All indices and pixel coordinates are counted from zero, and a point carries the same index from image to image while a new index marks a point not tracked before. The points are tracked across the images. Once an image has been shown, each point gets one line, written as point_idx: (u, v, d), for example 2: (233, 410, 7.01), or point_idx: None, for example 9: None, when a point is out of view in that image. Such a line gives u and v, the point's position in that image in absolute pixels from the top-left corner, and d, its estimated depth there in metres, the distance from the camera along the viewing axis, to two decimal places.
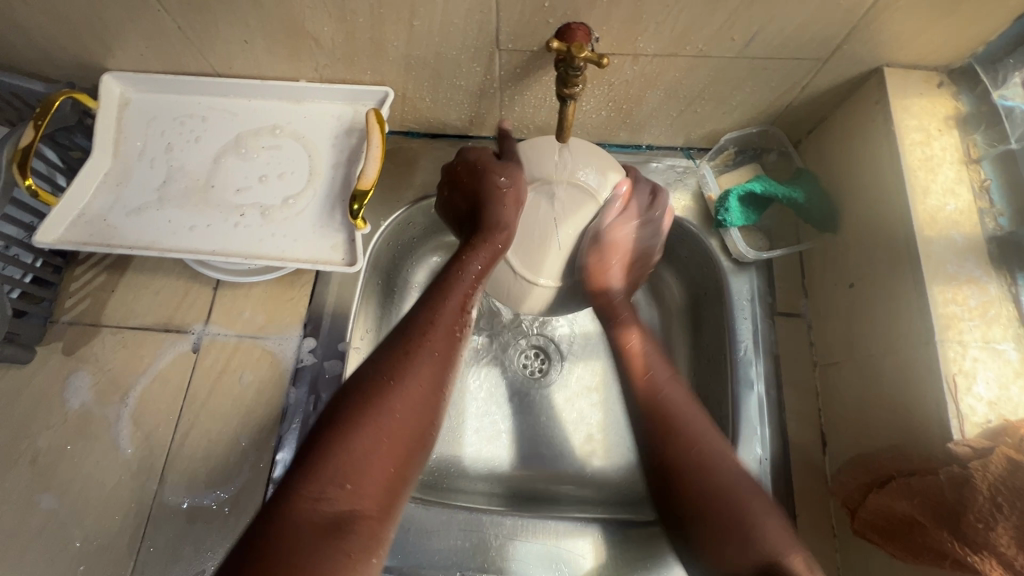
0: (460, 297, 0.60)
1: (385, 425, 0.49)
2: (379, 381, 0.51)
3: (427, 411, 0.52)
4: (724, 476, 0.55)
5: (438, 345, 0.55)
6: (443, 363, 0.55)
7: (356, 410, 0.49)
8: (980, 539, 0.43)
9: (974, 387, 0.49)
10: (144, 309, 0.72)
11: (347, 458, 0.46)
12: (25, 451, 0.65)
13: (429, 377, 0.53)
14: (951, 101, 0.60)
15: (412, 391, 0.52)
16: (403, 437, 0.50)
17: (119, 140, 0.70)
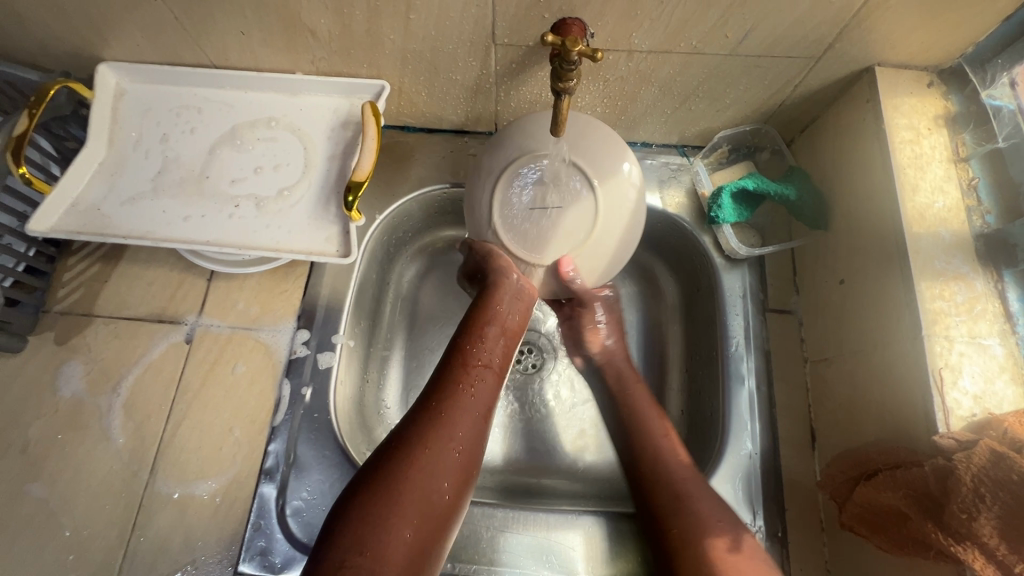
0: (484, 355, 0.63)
1: (410, 491, 0.50)
2: (402, 446, 0.53)
3: (452, 477, 0.53)
4: (674, 479, 0.59)
5: (460, 412, 0.57)
6: (467, 429, 0.56)
7: (379, 476, 0.51)
8: (963, 529, 0.43)
9: (959, 380, 0.50)
10: (137, 299, 0.71)
11: (367, 525, 0.47)
12: (16, 440, 0.65)
13: (450, 442, 0.54)
14: (940, 100, 0.61)
15: (438, 456, 0.53)
16: (426, 508, 0.50)
17: (114, 129, 0.70)
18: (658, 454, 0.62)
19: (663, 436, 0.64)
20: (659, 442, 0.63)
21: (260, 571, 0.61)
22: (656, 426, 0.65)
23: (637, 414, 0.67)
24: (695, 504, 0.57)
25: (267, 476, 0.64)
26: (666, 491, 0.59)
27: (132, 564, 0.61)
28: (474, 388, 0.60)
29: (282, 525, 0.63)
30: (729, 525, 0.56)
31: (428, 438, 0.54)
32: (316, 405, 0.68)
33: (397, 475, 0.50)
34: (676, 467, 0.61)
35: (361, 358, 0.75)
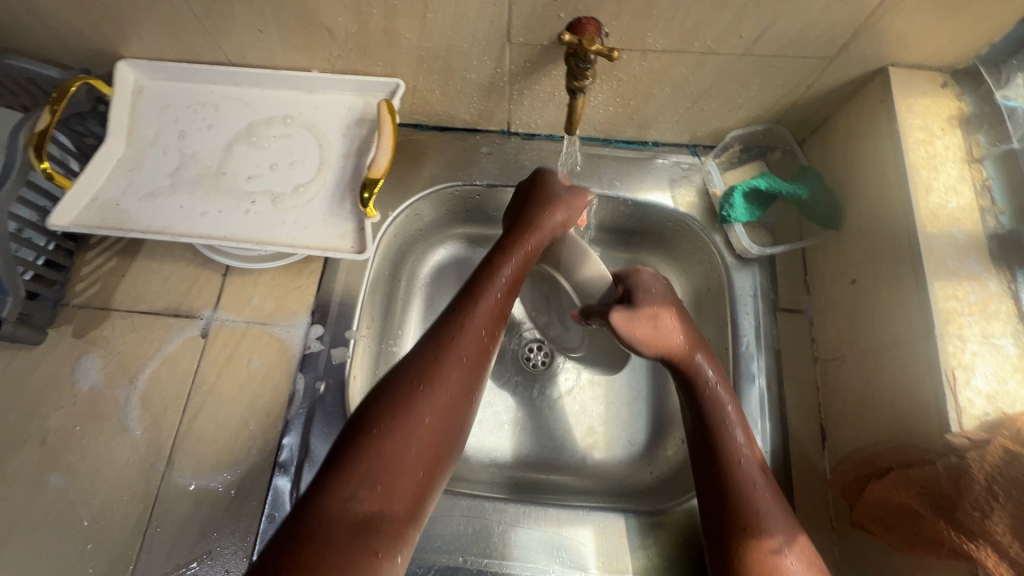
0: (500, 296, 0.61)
1: (417, 427, 0.50)
2: (411, 383, 0.53)
3: (456, 415, 0.53)
4: (754, 500, 0.53)
5: (468, 351, 0.56)
6: (472, 368, 0.56)
7: (386, 412, 0.50)
8: (976, 527, 0.43)
9: (972, 380, 0.50)
10: (154, 294, 0.72)
11: (374, 465, 0.48)
12: (35, 431, 0.66)
13: (453, 388, 0.54)
14: (954, 101, 0.61)
15: (438, 400, 0.52)
16: (426, 452, 0.50)
17: (133, 126, 0.71)
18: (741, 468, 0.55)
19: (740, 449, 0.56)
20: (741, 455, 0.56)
21: None
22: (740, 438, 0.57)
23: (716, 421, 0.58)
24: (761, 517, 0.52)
25: (281, 469, 0.65)
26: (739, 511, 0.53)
27: (149, 554, 0.62)
28: (479, 339, 0.57)
29: None
30: (787, 534, 0.52)
31: (431, 384, 0.53)
32: (329, 399, 0.68)
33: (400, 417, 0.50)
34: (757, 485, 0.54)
35: (374, 353, 0.76)
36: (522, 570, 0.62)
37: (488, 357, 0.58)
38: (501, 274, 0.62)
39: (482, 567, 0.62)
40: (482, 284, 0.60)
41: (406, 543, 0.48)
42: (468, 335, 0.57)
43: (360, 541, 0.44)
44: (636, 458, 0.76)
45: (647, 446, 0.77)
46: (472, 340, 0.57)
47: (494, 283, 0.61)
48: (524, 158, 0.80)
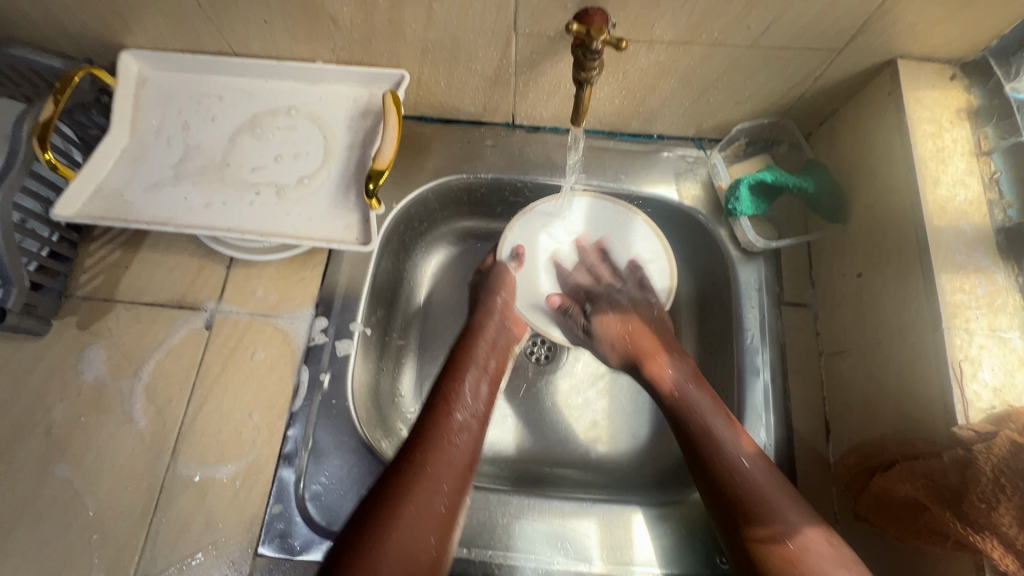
0: (472, 402, 0.63)
1: (393, 543, 0.49)
2: (389, 495, 0.52)
3: (437, 526, 0.53)
4: (750, 487, 0.55)
5: (448, 458, 0.56)
6: (454, 472, 0.56)
7: (365, 527, 0.50)
8: (982, 519, 0.43)
9: (979, 373, 0.50)
10: (158, 285, 0.72)
11: (376, 573, 0.47)
12: (40, 421, 0.66)
13: (439, 488, 0.54)
14: (963, 94, 0.61)
15: (416, 511, 0.52)
16: (407, 570, 0.49)
17: (137, 116, 0.70)
18: (735, 465, 0.57)
19: (728, 443, 0.58)
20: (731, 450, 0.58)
21: (279, 553, 0.62)
22: (732, 437, 0.59)
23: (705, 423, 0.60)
24: (771, 506, 0.54)
25: (286, 460, 0.65)
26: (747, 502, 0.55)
27: (154, 545, 0.62)
28: (456, 438, 0.58)
29: (301, 509, 0.63)
30: (792, 511, 0.54)
31: (415, 488, 0.53)
32: (334, 392, 0.68)
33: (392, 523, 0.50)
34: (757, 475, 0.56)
35: (378, 346, 0.76)
36: (526, 562, 0.62)
37: (470, 464, 0.58)
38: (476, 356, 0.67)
39: (487, 558, 0.62)
40: (455, 392, 0.62)
41: None
42: (444, 436, 0.58)
43: None
44: (639, 451, 0.76)
45: (650, 440, 0.77)
46: (445, 441, 0.57)
47: (468, 394, 0.63)
48: (529, 150, 0.79)
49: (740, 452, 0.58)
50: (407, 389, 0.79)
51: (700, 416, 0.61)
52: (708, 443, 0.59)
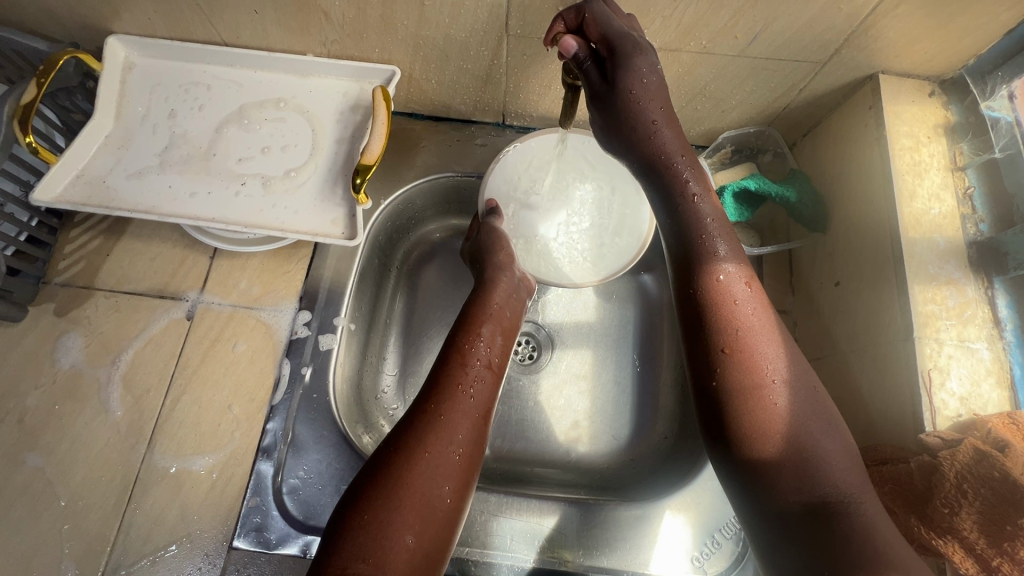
0: (487, 350, 0.61)
1: (411, 489, 0.47)
2: (401, 443, 0.50)
3: (457, 474, 0.50)
4: (804, 443, 0.44)
5: (462, 405, 0.55)
6: (469, 418, 0.54)
7: (376, 474, 0.48)
8: (945, 524, 0.45)
9: (947, 382, 0.51)
10: (139, 274, 0.71)
11: (392, 517, 0.45)
12: (13, 409, 0.65)
13: (457, 435, 0.52)
14: (941, 110, 0.62)
15: (432, 459, 0.49)
16: (424, 516, 0.47)
17: (122, 103, 0.70)
18: (782, 409, 0.45)
19: (777, 381, 0.46)
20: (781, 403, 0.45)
21: (254, 546, 0.61)
22: (779, 369, 0.46)
23: (746, 347, 0.47)
24: (819, 459, 0.44)
25: (265, 454, 0.65)
26: (789, 452, 0.44)
27: (127, 536, 0.61)
28: (472, 389, 0.57)
29: (278, 502, 0.63)
30: (850, 476, 0.44)
31: (432, 433, 0.51)
32: (314, 385, 0.68)
33: (409, 467, 0.48)
34: (807, 423, 0.45)
35: (361, 342, 0.75)
36: (502, 559, 0.62)
37: (484, 413, 0.56)
38: (491, 301, 0.66)
39: (464, 555, 0.62)
40: (466, 342, 0.61)
41: None
42: (459, 384, 0.56)
43: None
44: (620, 452, 0.77)
45: (630, 442, 0.78)
46: (461, 390, 0.56)
47: (478, 341, 0.61)
48: None
49: (794, 398, 0.45)
50: (390, 384, 0.78)
51: (743, 344, 0.47)
52: (749, 374, 0.46)
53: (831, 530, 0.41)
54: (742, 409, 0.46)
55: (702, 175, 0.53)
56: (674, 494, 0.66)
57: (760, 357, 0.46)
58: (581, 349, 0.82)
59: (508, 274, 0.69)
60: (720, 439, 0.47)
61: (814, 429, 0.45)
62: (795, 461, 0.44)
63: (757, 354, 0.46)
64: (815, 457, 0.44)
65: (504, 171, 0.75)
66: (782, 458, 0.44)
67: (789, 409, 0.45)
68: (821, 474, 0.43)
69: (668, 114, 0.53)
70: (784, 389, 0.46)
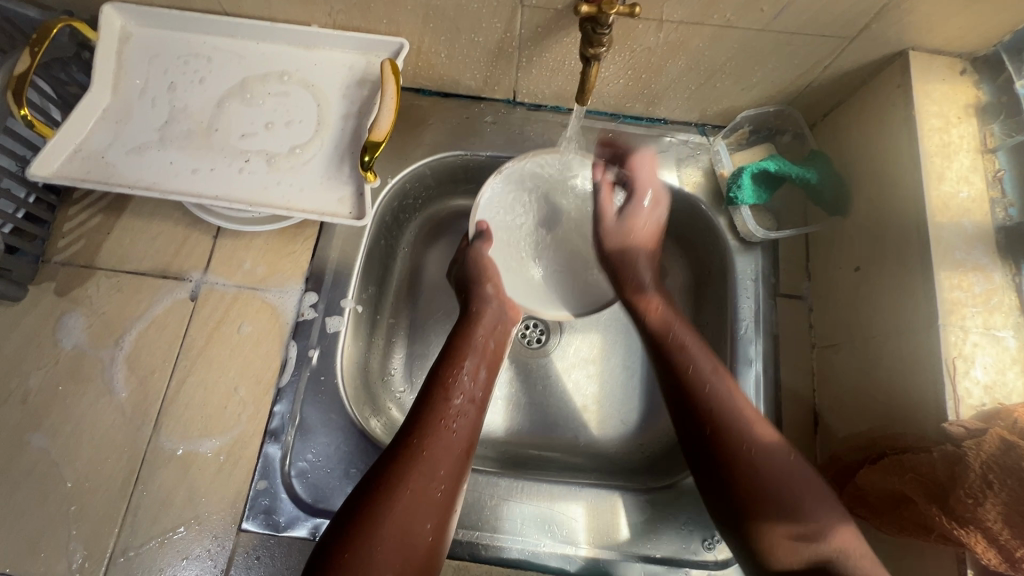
0: (471, 382, 0.61)
1: (391, 530, 0.48)
2: (382, 481, 0.51)
3: (438, 513, 0.52)
4: (779, 481, 0.52)
5: (444, 441, 0.55)
6: (451, 455, 0.55)
7: (359, 513, 0.49)
8: (968, 514, 0.44)
9: (971, 370, 0.50)
10: (140, 254, 0.70)
11: (372, 558, 0.47)
12: (16, 389, 0.64)
13: (440, 472, 0.53)
14: (972, 89, 0.60)
15: (412, 498, 0.50)
16: (405, 553, 0.48)
17: (119, 74, 0.67)
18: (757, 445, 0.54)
19: (754, 429, 0.55)
20: (749, 441, 0.54)
21: (263, 529, 0.61)
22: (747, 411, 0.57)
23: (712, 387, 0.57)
24: (794, 495, 0.51)
25: (273, 437, 0.64)
26: (736, 454, 0.54)
27: (135, 518, 0.61)
28: (454, 423, 0.57)
29: (287, 486, 0.63)
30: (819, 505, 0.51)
31: (415, 472, 0.52)
32: (322, 368, 0.67)
33: (389, 510, 0.49)
34: (760, 440, 0.54)
35: (368, 323, 0.74)
36: (513, 543, 0.62)
37: (467, 447, 0.57)
38: (478, 333, 0.66)
39: (474, 539, 0.62)
40: (451, 374, 0.61)
41: None
42: (443, 419, 0.56)
43: None
44: (629, 437, 0.76)
45: (640, 427, 0.77)
46: (447, 426, 0.56)
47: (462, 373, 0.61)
48: (529, 130, 0.77)
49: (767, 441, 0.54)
50: (398, 366, 0.77)
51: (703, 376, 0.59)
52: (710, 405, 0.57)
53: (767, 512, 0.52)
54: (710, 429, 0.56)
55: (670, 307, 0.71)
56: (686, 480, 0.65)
57: (732, 406, 0.57)
58: (591, 333, 0.81)
59: (496, 306, 0.69)
60: (718, 483, 0.55)
61: (781, 452, 0.54)
62: (738, 464, 0.54)
63: (730, 407, 0.57)
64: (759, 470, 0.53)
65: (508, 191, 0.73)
66: (758, 510, 0.52)
67: (766, 447, 0.54)
68: (800, 509, 0.51)
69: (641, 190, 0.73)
70: (744, 408, 0.57)
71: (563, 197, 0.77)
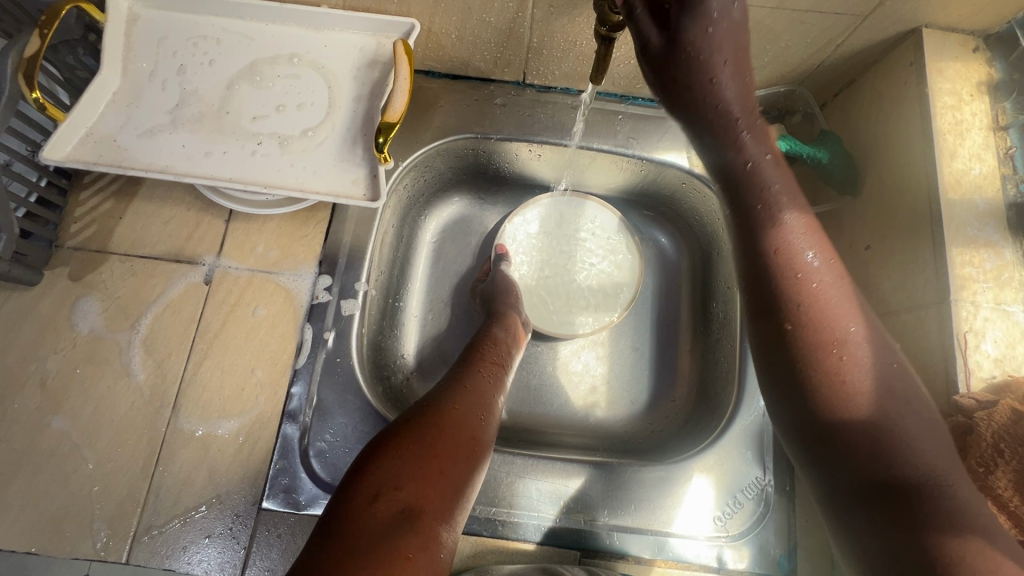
0: (500, 350, 0.65)
1: (438, 429, 0.48)
2: (423, 403, 0.52)
3: (478, 427, 0.52)
4: (888, 410, 0.41)
5: (476, 381, 0.57)
6: (484, 391, 0.57)
7: (405, 421, 0.49)
8: (979, 483, 0.45)
9: (982, 345, 0.51)
10: (154, 238, 0.70)
11: (423, 452, 0.46)
12: (34, 372, 0.64)
13: (474, 403, 0.54)
14: (984, 67, 0.60)
15: (456, 410, 0.52)
16: (457, 455, 0.48)
17: (128, 57, 0.66)
18: (883, 409, 0.41)
19: (843, 352, 0.43)
20: (850, 354, 0.43)
21: (284, 507, 0.62)
22: (849, 342, 0.44)
23: (810, 317, 0.45)
24: (906, 437, 0.40)
25: (290, 417, 0.65)
26: (860, 431, 0.41)
27: (157, 497, 0.62)
28: (489, 376, 0.60)
29: (305, 465, 0.63)
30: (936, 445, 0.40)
31: (456, 399, 0.53)
32: (337, 350, 0.68)
33: (432, 424, 0.49)
34: (890, 406, 0.42)
35: (380, 307, 0.75)
36: (527, 519, 0.63)
37: (495, 393, 0.59)
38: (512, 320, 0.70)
39: (491, 515, 0.63)
40: (481, 342, 0.65)
41: (442, 547, 0.42)
42: (477, 372, 0.59)
43: (390, 537, 0.40)
44: (636, 416, 0.77)
45: (648, 407, 0.78)
46: (481, 378, 0.58)
47: (496, 342, 0.65)
48: (539, 112, 0.77)
49: (904, 415, 0.41)
50: (411, 348, 0.78)
51: (809, 315, 0.45)
52: (812, 345, 0.44)
53: (907, 514, 0.38)
54: (821, 387, 0.44)
55: (763, 139, 0.52)
56: (698, 455, 0.66)
57: (836, 329, 0.44)
58: (605, 313, 0.79)
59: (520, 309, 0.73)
60: (795, 395, 0.45)
61: (899, 414, 0.41)
62: (877, 444, 0.41)
63: (834, 329, 0.44)
64: (894, 437, 0.40)
65: (522, 221, 0.82)
66: (858, 438, 0.41)
67: (867, 360, 0.43)
68: (905, 450, 0.40)
69: (734, 66, 0.49)
70: (897, 404, 0.42)
71: (573, 226, 0.82)
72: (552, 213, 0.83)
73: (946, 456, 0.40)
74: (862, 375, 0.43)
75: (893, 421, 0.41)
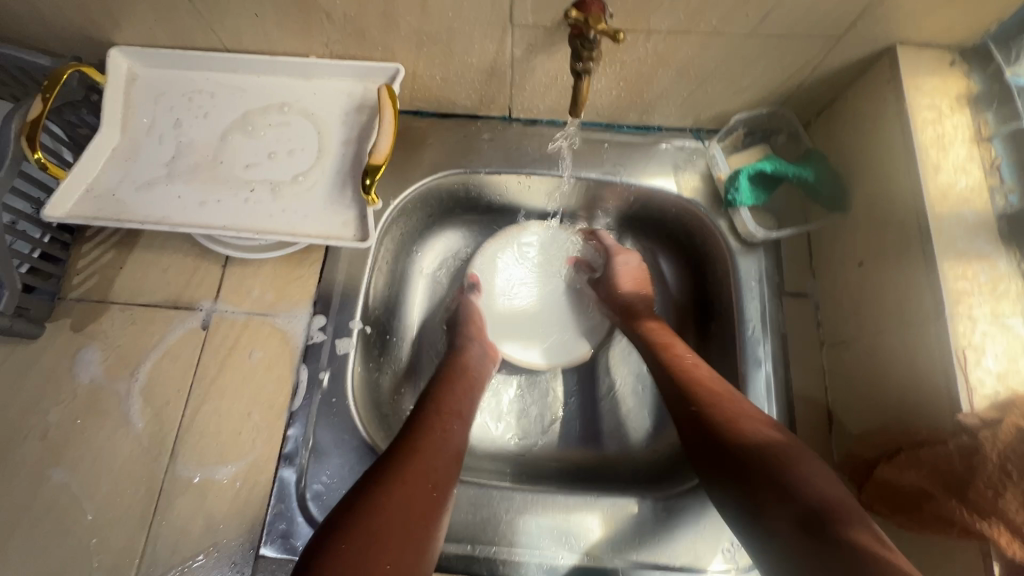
0: (459, 399, 0.63)
1: (383, 512, 0.47)
2: (372, 477, 0.50)
3: (429, 496, 0.51)
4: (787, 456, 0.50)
5: (432, 438, 0.56)
6: (439, 447, 0.55)
7: (349, 506, 0.48)
8: (989, 506, 0.45)
9: (982, 360, 0.50)
10: (153, 286, 0.71)
11: (368, 543, 0.45)
12: (35, 425, 0.65)
13: (426, 468, 0.52)
14: (963, 80, 0.60)
15: (405, 483, 0.50)
16: (406, 538, 0.47)
17: (128, 114, 0.69)
18: (777, 447, 0.51)
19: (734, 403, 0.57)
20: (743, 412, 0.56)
21: (281, 553, 0.61)
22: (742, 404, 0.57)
23: (710, 394, 0.59)
24: (801, 472, 0.49)
25: (287, 460, 0.65)
26: (767, 465, 0.50)
27: (154, 547, 0.61)
28: (446, 428, 0.58)
29: (303, 509, 0.63)
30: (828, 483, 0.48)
31: (408, 467, 0.52)
32: (333, 390, 0.68)
33: (376, 506, 0.47)
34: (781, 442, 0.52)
35: (376, 344, 0.75)
36: (530, 557, 0.62)
37: (454, 447, 0.57)
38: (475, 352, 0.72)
39: (492, 554, 0.62)
40: (440, 392, 0.63)
41: None
42: (432, 427, 0.57)
43: None
44: (639, 444, 0.75)
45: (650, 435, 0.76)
46: (438, 433, 0.57)
47: (455, 391, 0.64)
48: (526, 144, 0.78)
49: (796, 454, 0.51)
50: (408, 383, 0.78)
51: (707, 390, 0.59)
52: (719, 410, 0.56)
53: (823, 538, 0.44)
54: (729, 434, 0.54)
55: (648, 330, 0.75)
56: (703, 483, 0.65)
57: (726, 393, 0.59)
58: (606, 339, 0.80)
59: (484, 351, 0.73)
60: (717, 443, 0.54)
61: (791, 450, 0.51)
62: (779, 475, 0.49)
63: (734, 405, 0.57)
64: (790, 472, 0.49)
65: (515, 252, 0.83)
66: (768, 475, 0.49)
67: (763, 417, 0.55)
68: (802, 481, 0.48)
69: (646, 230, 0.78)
70: (785, 445, 0.52)
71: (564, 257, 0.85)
72: (545, 244, 0.84)
73: (835, 488, 0.48)
74: (755, 419, 0.54)
75: (792, 462, 0.50)
